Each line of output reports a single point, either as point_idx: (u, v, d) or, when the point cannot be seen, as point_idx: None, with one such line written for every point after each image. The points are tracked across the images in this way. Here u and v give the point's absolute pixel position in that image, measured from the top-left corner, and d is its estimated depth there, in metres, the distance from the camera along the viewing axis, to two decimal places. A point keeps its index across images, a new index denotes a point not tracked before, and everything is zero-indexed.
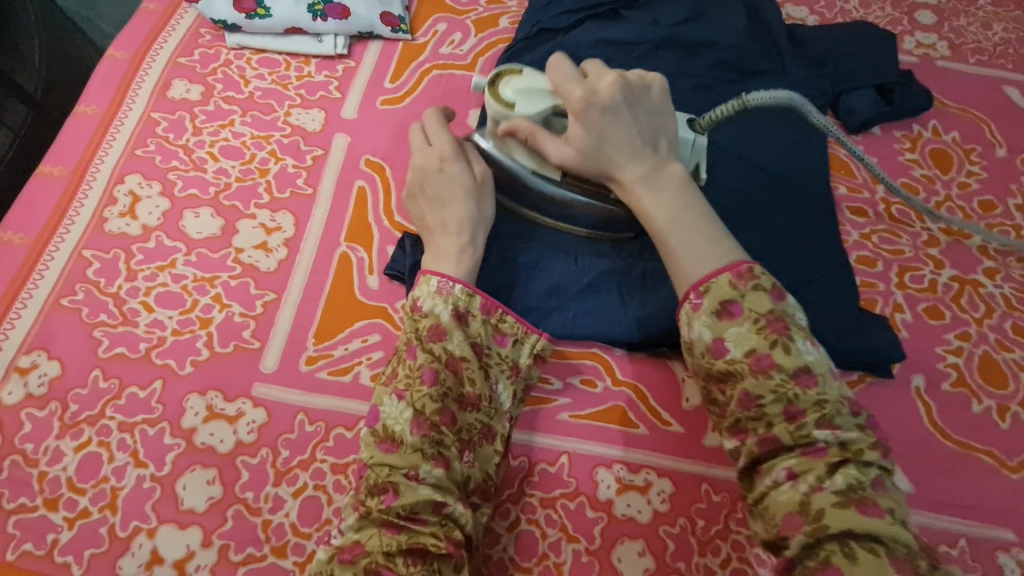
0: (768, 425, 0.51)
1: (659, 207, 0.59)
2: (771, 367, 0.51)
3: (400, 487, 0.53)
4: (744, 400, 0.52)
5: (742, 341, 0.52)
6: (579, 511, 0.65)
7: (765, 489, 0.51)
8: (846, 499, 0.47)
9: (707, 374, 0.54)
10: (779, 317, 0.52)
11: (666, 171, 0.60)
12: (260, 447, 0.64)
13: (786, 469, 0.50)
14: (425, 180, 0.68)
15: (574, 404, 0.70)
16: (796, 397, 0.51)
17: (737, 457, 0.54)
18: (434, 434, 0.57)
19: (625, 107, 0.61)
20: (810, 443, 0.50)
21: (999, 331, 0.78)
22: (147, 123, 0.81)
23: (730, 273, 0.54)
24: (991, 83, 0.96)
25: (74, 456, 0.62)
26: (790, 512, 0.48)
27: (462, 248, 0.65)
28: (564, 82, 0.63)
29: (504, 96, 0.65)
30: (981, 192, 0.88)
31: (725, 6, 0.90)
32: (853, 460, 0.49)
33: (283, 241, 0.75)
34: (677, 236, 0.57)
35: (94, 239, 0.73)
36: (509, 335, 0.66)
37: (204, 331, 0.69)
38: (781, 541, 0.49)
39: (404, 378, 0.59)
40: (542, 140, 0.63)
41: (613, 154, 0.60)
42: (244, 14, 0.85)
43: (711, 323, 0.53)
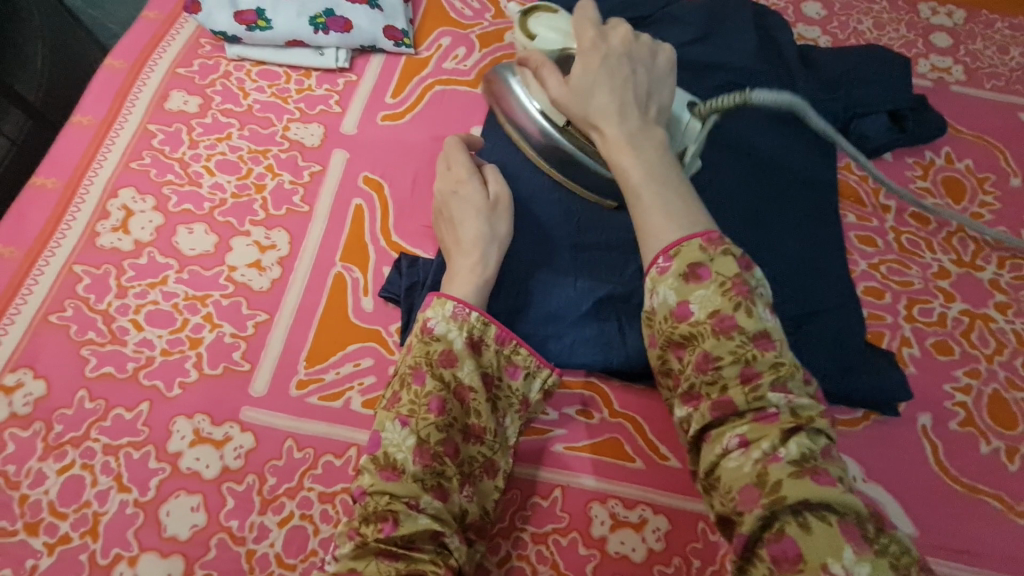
0: (722, 389, 0.49)
1: (636, 164, 0.57)
2: (732, 328, 0.50)
3: (400, 516, 0.51)
4: (701, 363, 0.50)
5: (706, 302, 0.51)
6: (571, 548, 0.64)
7: (716, 457, 0.49)
8: (801, 467, 0.45)
9: (668, 340, 0.53)
10: (743, 281, 0.51)
11: (651, 133, 0.59)
12: (247, 473, 0.63)
13: (738, 436, 0.48)
14: (443, 203, 0.69)
15: (569, 435, 0.69)
16: (754, 359, 0.49)
17: (689, 425, 0.52)
18: (437, 465, 0.55)
19: (626, 62, 0.60)
20: (762, 409, 0.48)
21: (1008, 368, 0.76)
22: (143, 135, 0.80)
23: (700, 238, 0.52)
24: (1006, 110, 0.94)
25: (56, 479, 0.61)
26: (745, 484, 0.46)
27: (474, 265, 0.64)
28: (582, 27, 0.62)
29: (532, 29, 0.70)
30: (994, 223, 0.86)
31: (736, 25, 0.88)
32: (806, 429, 0.47)
33: (276, 259, 0.73)
34: (651, 192, 0.56)
35: (85, 254, 0.72)
36: (521, 368, 0.65)
37: (193, 351, 0.68)
38: (734, 514, 0.46)
39: (409, 404, 0.56)
40: (546, 75, 0.62)
41: (605, 105, 0.59)
42: (245, 26, 0.83)
43: (677, 286, 0.52)
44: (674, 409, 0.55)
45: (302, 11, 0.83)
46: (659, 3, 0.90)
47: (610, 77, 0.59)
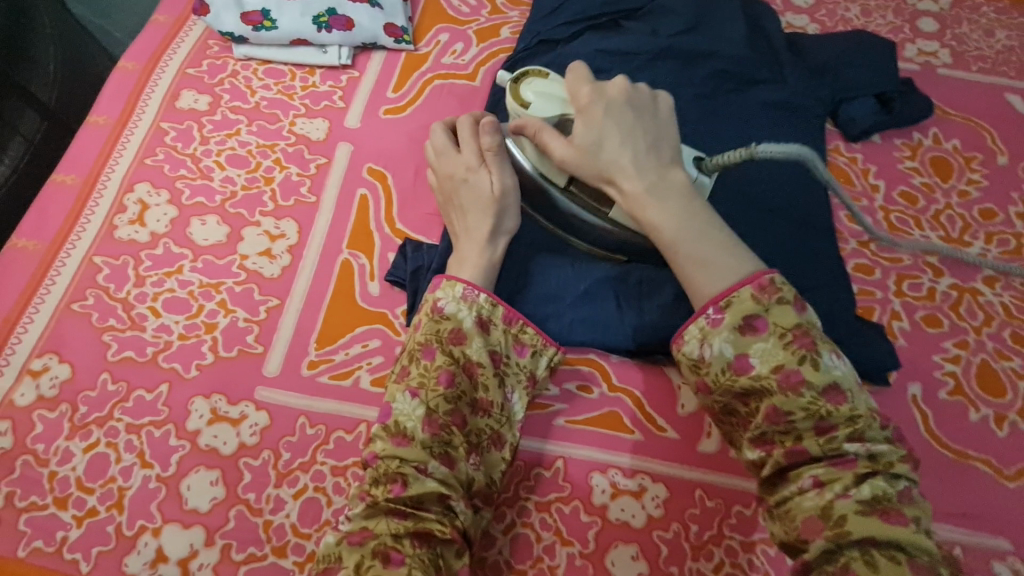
0: (796, 438, 0.51)
1: (661, 218, 0.57)
2: (800, 384, 0.51)
3: (408, 478, 0.54)
4: (772, 414, 0.52)
5: (767, 355, 0.52)
6: (574, 515, 0.66)
7: (789, 494, 0.51)
8: (870, 508, 0.47)
9: (729, 391, 0.54)
10: (805, 333, 0.52)
11: (671, 178, 0.58)
12: (262, 449, 0.66)
13: (813, 478, 0.50)
14: (452, 191, 0.69)
15: (569, 409, 0.71)
16: (829, 413, 0.50)
17: (761, 465, 0.54)
18: (444, 434, 0.57)
19: (629, 110, 0.60)
20: (839, 455, 0.50)
21: (997, 339, 0.78)
22: (156, 132, 0.83)
23: (751, 287, 0.54)
24: (993, 91, 0.96)
25: (83, 457, 0.64)
26: (811, 517, 0.49)
27: (480, 251, 0.67)
28: (576, 86, 0.62)
29: (523, 96, 0.65)
30: (981, 200, 0.88)
31: (725, 14, 0.91)
32: (883, 473, 0.49)
33: (286, 248, 0.77)
34: (685, 247, 0.56)
35: (104, 245, 0.75)
36: (528, 346, 0.67)
37: (209, 335, 0.71)
38: (799, 544, 0.50)
39: (418, 377, 0.59)
40: (547, 138, 0.61)
41: (618, 158, 0.58)
42: (251, 26, 0.87)
43: (732, 339, 0.54)
44: (742, 448, 0.56)
45: (306, 11, 0.87)
46: None
47: (616, 128, 0.59)
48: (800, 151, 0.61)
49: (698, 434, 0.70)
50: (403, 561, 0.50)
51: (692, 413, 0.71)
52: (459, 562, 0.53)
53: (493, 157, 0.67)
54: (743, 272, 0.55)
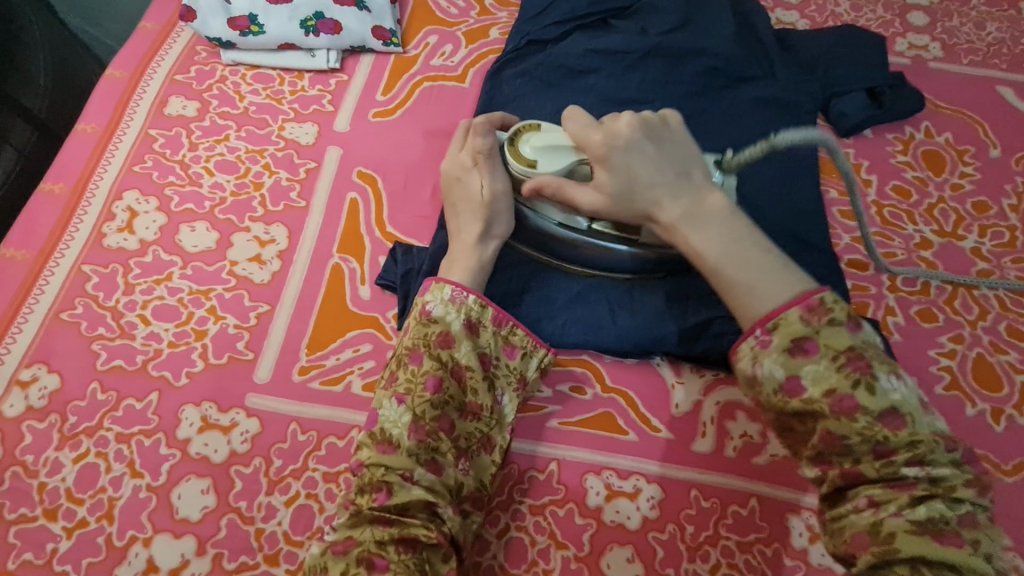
0: (854, 461, 0.48)
1: (707, 246, 0.54)
2: (855, 409, 0.47)
3: (394, 487, 0.54)
4: (826, 438, 0.48)
5: (819, 377, 0.49)
6: (568, 518, 0.66)
7: (842, 512, 0.48)
8: (924, 529, 0.45)
9: (780, 411, 0.50)
10: (860, 355, 0.48)
11: (708, 202, 0.56)
12: (254, 456, 0.65)
13: (868, 498, 0.47)
14: (446, 189, 0.71)
15: (562, 410, 0.71)
16: (886, 438, 0.47)
17: (816, 482, 0.50)
18: (431, 440, 0.57)
19: (648, 142, 0.58)
20: (898, 479, 0.46)
21: (993, 333, 0.78)
22: (144, 140, 0.83)
23: (799, 307, 0.50)
24: (985, 83, 0.96)
25: (73, 467, 0.64)
26: (860, 532, 0.47)
27: (467, 251, 0.67)
28: (584, 133, 0.60)
29: (524, 155, 0.66)
30: (974, 193, 0.87)
31: (714, 11, 0.91)
32: (942, 496, 0.46)
33: (276, 253, 0.76)
34: (732, 273, 0.53)
35: (93, 254, 0.75)
36: (518, 348, 0.67)
37: (199, 342, 0.70)
38: (847, 557, 0.48)
39: (405, 383, 0.59)
40: (571, 191, 0.61)
41: (649, 193, 0.57)
42: (238, 31, 0.86)
43: (783, 360, 0.50)
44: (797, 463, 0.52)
45: (293, 15, 0.86)
46: None
47: (639, 163, 0.57)
48: (819, 135, 0.61)
49: (693, 434, 0.70)
50: (387, 566, 0.50)
51: (687, 413, 0.71)
52: (446, 566, 0.53)
53: (484, 160, 0.68)
54: (793, 290, 0.51)
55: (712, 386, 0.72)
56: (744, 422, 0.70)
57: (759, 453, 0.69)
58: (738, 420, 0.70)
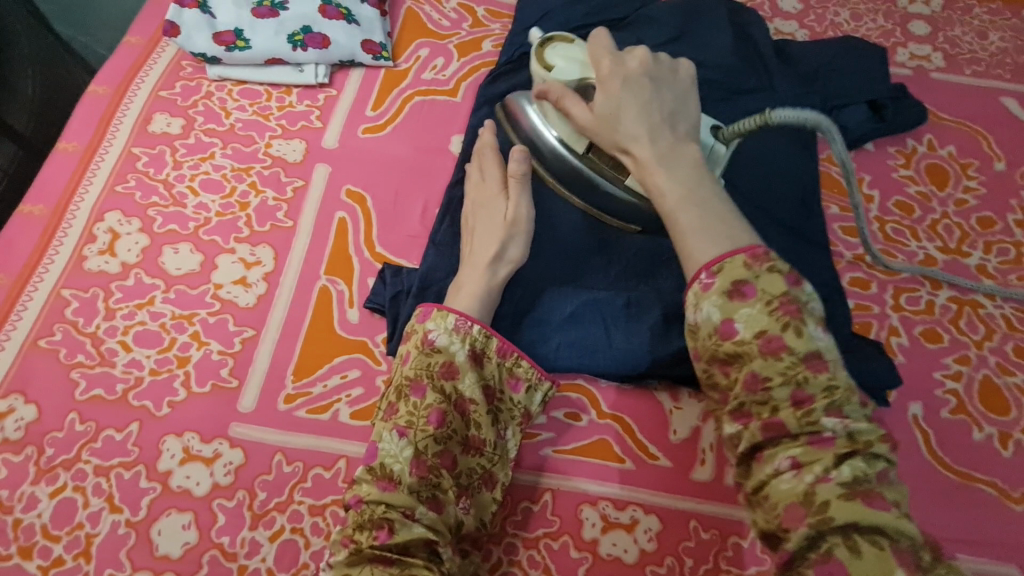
0: (773, 410, 0.47)
1: (670, 184, 0.54)
2: (782, 349, 0.47)
3: (395, 525, 0.52)
4: (750, 383, 0.47)
5: (752, 320, 0.48)
6: (563, 552, 0.64)
7: (765, 477, 0.47)
8: (852, 490, 0.43)
9: (712, 356, 0.49)
10: (792, 299, 0.48)
11: (682, 149, 0.56)
12: (237, 489, 0.63)
13: (790, 458, 0.46)
14: (470, 214, 0.71)
15: (557, 438, 0.69)
16: (807, 381, 0.46)
17: (736, 442, 0.49)
18: (432, 476, 0.55)
19: (648, 85, 0.58)
20: (817, 432, 0.46)
21: (999, 354, 0.76)
22: (127, 158, 0.81)
23: (744, 255, 0.50)
24: (988, 95, 0.94)
25: (49, 502, 0.62)
26: (793, 503, 0.44)
27: (480, 277, 0.65)
28: (598, 55, 0.61)
29: (549, 60, 0.66)
30: (979, 208, 0.85)
31: (711, 23, 0.89)
32: (862, 453, 0.45)
33: (262, 275, 0.74)
34: (687, 214, 0.53)
35: (73, 278, 0.73)
36: (523, 380, 0.64)
37: (181, 370, 0.68)
38: (781, 533, 0.45)
39: (406, 416, 0.57)
40: (569, 104, 0.61)
41: (634, 128, 0.57)
42: (223, 47, 0.84)
43: (722, 303, 0.49)
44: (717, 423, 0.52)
45: (280, 30, 0.85)
46: (633, 5, 0.91)
47: (631, 102, 0.57)
48: (816, 117, 0.57)
49: (692, 462, 0.68)
50: None
51: (685, 440, 0.69)
52: None
53: (515, 185, 0.68)
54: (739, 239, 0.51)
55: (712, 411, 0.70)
56: None
57: None
58: None
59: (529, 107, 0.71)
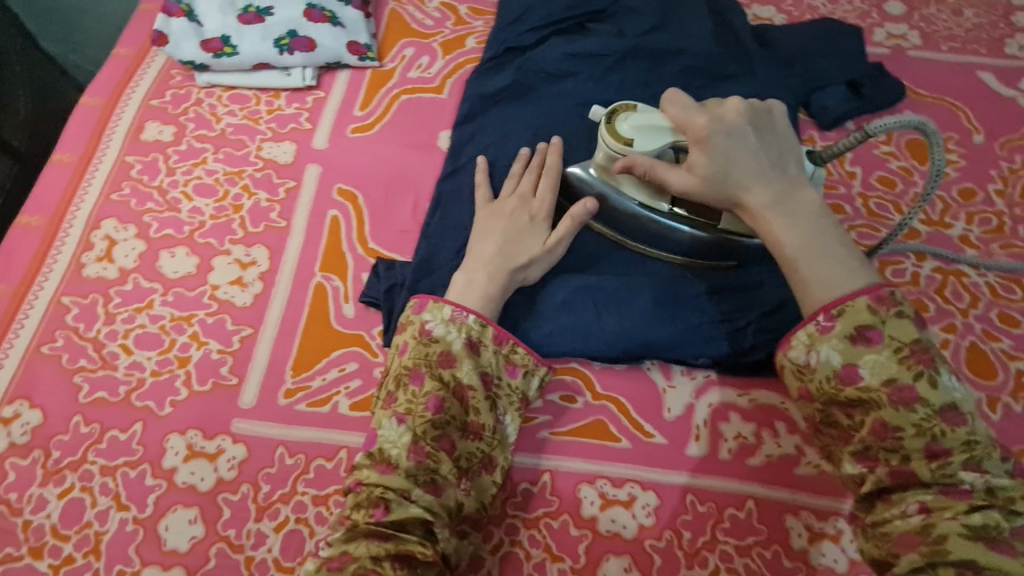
0: (903, 459, 0.52)
1: (790, 235, 0.58)
2: (915, 401, 0.52)
3: (391, 504, 0.54)
4: (878, 430, 0.53)
5: (878, 368, 0.53)
6: (562, 530, 0.65)
7: (889, 517, 0.52)
8: (978, 535, 0.48)
9: (832, 399, 0.55)
10: (922, 348, 0.53)
11: (796, 197, 0.59)
12: (241, 483, 0.64)
13: (919, 503, 0.51)
14: (508, 215, 0.71)
15: (554, 421, 0.70)
16: (942, 435, 0.51)
17: (861, 482, 0.54)
18: (430, 461, 0.57)
19: (749, 134, 0.61)
20: (952, 483, 0.50)
21: (985, 321, 0.77)
22: (121, 167, 0.82)
23: (869, 297, 0.54)
24: (966, 69, 0.96)
25: (57, 503, 0.63)
26: (909, 533, 0.50)
27: (489, 279, 0.66)
28: (687, 115, 0.62)
29: (622, 133, 0.66)
30: (960, 180, 0.87)
31: (690, 11, 0.91)
32: (999, 507, 0.49)
33: (258, 275, 0.75)
34: (810, 263, 0.57)
35: (72, 285, 0.74)
36: (520, 367, 0.65)
37: (182, 370, 0.70)
38: (890, 558, 0.51)
39: (405, 403, 0.59)
40: (664, 171, 0.62)
41: (744, 183, 0.59)
42: (212, 53, 0.86)
43: (841, 347, 0.54)
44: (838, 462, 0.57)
45: (266, 35, 0.86)
46: None
47: (736, 154, 0.60)
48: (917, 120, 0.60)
49: (687, 439, 0.69)
50: None
51: (679, 417, 0.70)
52: None
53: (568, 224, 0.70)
54: (865, 281, 0.56)
55: (705, 388, 0.71)
56: (737, 423, 0.70)
57: (754, 454, 0.68)
58: (732, 421, 0.70)
59: (592, 173, 0.72)
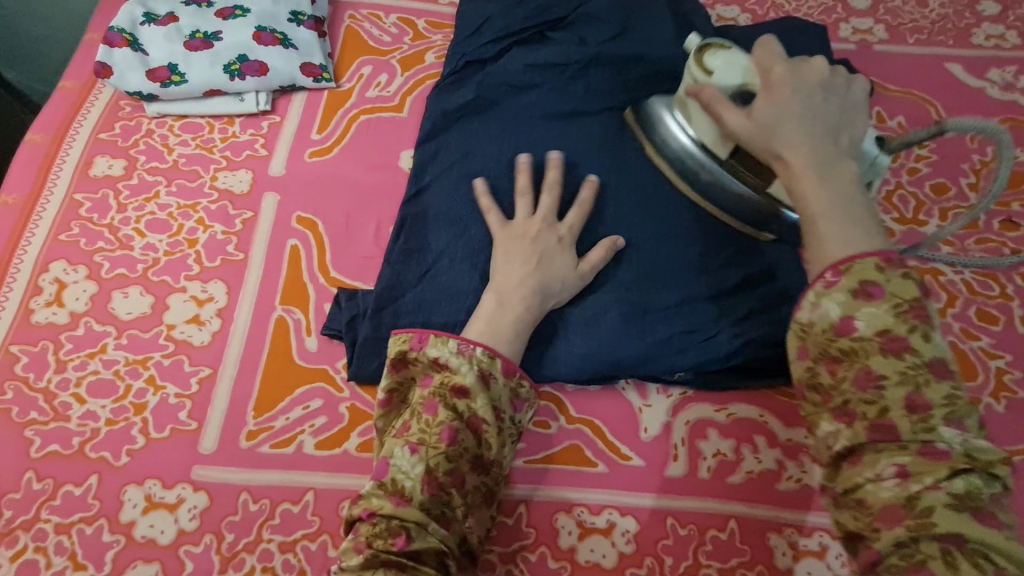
0: (882, 411, 0.48)
1: (820, 193, 0.53)
2: (904, 349, 0.48)
3: (411, 532, 0.50)
4: (861, 381, 0.48)
5: (875, 318, 0.49)
6: (540, 564, 0.63)
7: (863, 482, 0.47)
8: (963, 504, 0.43)
9: (823, 351, 0.50)
10: (921, 304, 0.49)
11: (841, 163, 0.54)
12: (203, 533, 0.62)
13: (897, 467, 0.46)
14: (541, 241, 0.69)
15: (528, 448, 0.68)
16: (925, 386, 0.47)
17: (834, 441, 0.50)
18: (443, 495, 0.53)
19: (822, 91, 0.57)
20: (931, 443, 0.46)
21: (962, 320, 0.76)
22: (70, 205, 0.79)
23: (878, 258, 0.50)
24: (933, 61, 0.95)
25: (10, 567, 0.60)
26: (890, 505, 0.45)
27: (494, 310, 0.64)
28: (768, 57, 0.60)
29: (708, 64, 0.65)
30: (931, 175, 0.86)
31: (650, 17, 0.88)
32: (982, 471, 0.45)
33: (215, 312, 0.73)
34: (832, 225, 0.52)
35: (21, 333, 0.71)
36: (525, 402, 0.62)
37: (138, 417, 0.67)
38: (869, 532, 0.46)
39: (420, 432, 0.55)
40: (722, 107, 0.59)
41: (790, 134, 0.55)
42: (158, 83, 0.83)
43: (844, 301, 0.50)
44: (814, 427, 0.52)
45: (215, 60, 0.84)
46: (573, 3, 0.89)
47: (800, 105, 0.56)
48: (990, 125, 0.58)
49: (665, 459, 0.67)
50: None
51: (656, 437, 0.68)
52: None
53: (597, 253, 0.70)
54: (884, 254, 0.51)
55: (682, 405, 0.70)
56: (716, 440, 0.68)
57: (735, 472, 0.66)
58: (710, 438, 0.68)
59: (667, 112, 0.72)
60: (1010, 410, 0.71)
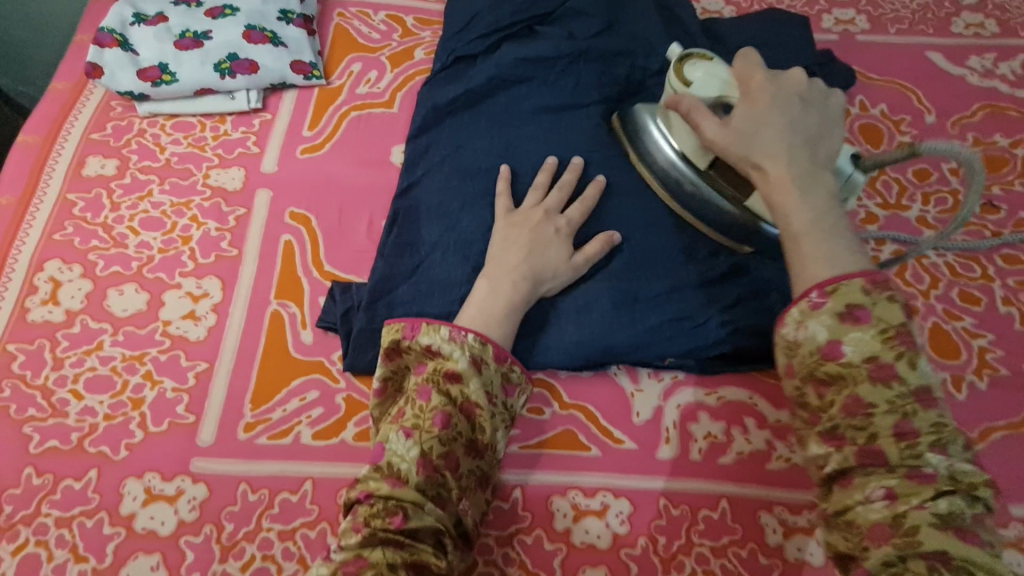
0: (871, 437, 0.48)
1: (799, 207, 0.54)
2: (892, 377, 0.49)
3: (409, 512, 0.51)
4: (849, 407, 0.49)
5: (862, 345, 0.50)
6: (536, 545, 0.64)
7: (851, 503, 0.48)
8: (946, 523, 0.45)
9: (811, 374, 0.51)
10: (907, 331, 0.50)
11: (818, 177, 0.56)
12: (203, 524, 0.62)
13: (885, 489, 0.47)
14: (540, 232, 0.70)
15: (523, 434, 0.69)
16: (913, 414, 0.48)
17: (824, 463, 0.51)
18: (439, 476, 0.54)
19: (799, 103, 0.59)
20: (918, 467, 0.47)
21: (945, 301, 0.77)
22: (63, 205, 0.80)
23: (862, 279, 0.51)
24: (915, 51, 0.96)
25: (12, 560, 0.61)
26: (877, 525, 0.46)
27: (483, 299, 0.65)
28: (748, 72, 0.61)
29: (688, 76, 0.66)
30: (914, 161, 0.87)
31: (636, 10, 0.89)
32: (965, 492, 0.46)
33: (210, 307, 0.73)
34: (811, 239, 0.53)
35: (17, 331, 0.71)
36: (517, 387, 0.63)
37: (136, 412, 0.68)
38: (859, 551, 0.47)
39: (414, 418, 0.56)
40: (701, 115, 0.60)
41: (768, 145, 0.56)
42: (150, 82, 0.84)
43: (830, 324, 0.51)
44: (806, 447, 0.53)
45: (206, 60, 0.85)
46: None
47: (777, 117, 0.57)
48: (967, 154, 0.58)
49: (657, 442, 0.68)
50: None
51: (648, 421, 0.70)
52: None
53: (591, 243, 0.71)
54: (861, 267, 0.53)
55: (672, 389, 0.71)
56: (707, 422, 0.69)
57: (726, 452, 0.68)
58: (700, 421, 0.69)
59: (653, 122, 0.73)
60: (994, 390, 0.72)
